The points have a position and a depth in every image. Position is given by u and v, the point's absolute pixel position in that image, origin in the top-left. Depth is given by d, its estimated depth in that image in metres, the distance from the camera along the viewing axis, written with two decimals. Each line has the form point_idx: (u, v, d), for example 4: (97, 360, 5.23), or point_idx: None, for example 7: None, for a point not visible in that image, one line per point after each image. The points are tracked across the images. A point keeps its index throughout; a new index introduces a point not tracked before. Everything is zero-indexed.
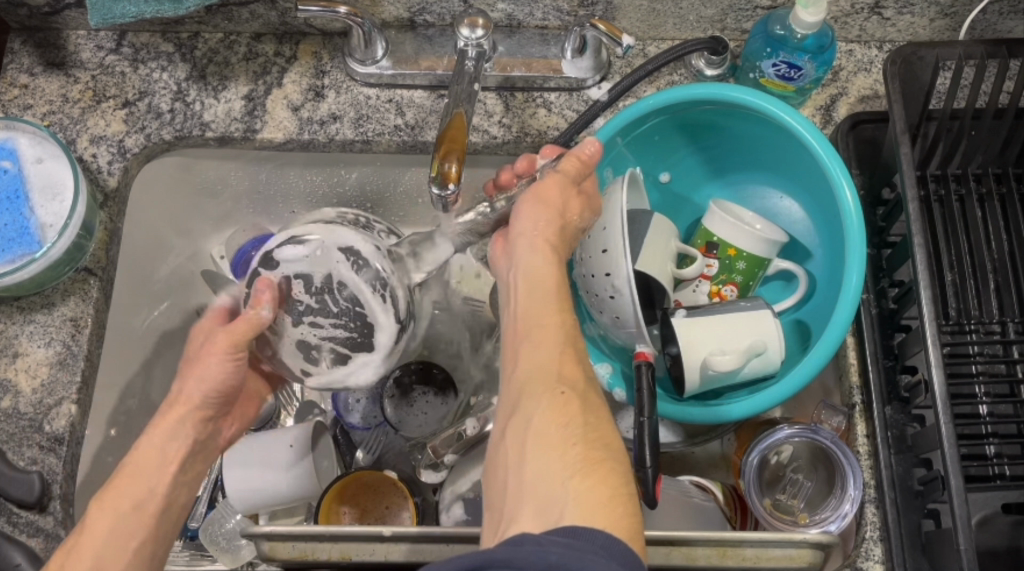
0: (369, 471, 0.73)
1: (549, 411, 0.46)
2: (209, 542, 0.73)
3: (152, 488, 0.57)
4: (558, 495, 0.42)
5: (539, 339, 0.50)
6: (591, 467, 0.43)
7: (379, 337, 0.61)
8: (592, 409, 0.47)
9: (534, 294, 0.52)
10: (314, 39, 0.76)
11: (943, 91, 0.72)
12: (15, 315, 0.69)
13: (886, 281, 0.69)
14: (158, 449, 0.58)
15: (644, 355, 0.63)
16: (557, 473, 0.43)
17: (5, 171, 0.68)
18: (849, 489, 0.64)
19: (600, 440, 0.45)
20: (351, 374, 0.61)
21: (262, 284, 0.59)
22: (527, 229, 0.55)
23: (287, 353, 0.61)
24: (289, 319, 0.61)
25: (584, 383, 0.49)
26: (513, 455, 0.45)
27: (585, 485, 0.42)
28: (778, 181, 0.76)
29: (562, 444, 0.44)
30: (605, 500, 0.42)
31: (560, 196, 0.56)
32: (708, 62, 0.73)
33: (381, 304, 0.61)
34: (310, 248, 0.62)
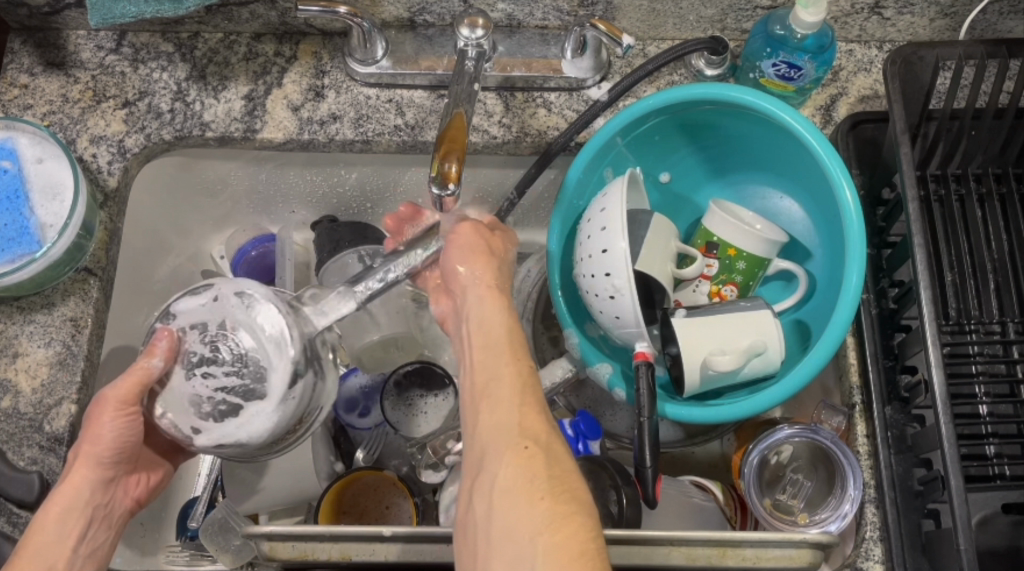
0: (370, 471, 0.73)
1: (512, 465, 0.46)
2: (208, 542, 0.69)
3: (53, 565, 0.54)
4: (527, 554, 0.42)
5: (495, 394, 0.50)
6: (558, 520, 0.43)
7: (268, 384, 0.58)
8: (557, 457, 0.47)
9: (489, 352, 0.53)
10: (314, 39, 0.76)
11: (943, 92, 0.72)
12: (15, 315, 0.69)
13: (887, 281, 0.69)
14: (60, 519, 0.54)
15: (643, 354, 0.63)
16: (526, 530, 0.43)
17: (5, 171, 0.68)
18: (849, 489, 0.64)
19: (566, 491, 0.45)
20: (243, 426, 0.58)
21: (162, 334, 0.58)
22: (469, 278, 0.58)
23: (175, 409, 0.58)
24: (176, 370, 0.58)
25: (546, 432, 0.48)
26: (480, 510, 0.45)
27: (555, 541, 0.42)
28: (778, 181, 0.75)
29: (528, 499, 0.44)
30: (578, 556, 0.41)
31: (481, 240, 0.60)
32: (708, 62, 0.73)
33: (275, 340, 0.59)
34: (205, 297, 0.60)
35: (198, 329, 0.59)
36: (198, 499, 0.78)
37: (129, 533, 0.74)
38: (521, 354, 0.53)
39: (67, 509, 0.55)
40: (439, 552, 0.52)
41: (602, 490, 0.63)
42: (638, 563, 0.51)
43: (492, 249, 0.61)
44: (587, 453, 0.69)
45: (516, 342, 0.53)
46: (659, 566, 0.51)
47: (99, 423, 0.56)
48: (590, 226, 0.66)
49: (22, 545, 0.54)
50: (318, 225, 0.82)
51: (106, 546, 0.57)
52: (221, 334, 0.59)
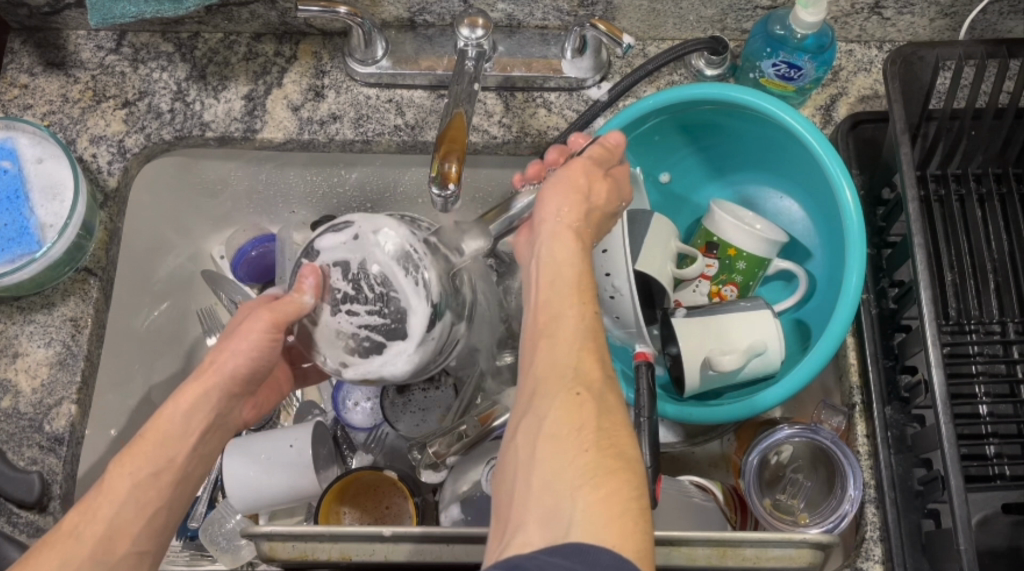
0: (369, 471, 0.72)
1: (563, 412, 0.43)
2: (209, 542, 0.73)
3: (174, 457, 0.54)
4: (566, 507, 0.39)
5: (556, 336, 0.46)
6: (602, 474, 0.40)
7: (412, 324, 0.56)
8: (610, 410, 0.44)
9: (555, 293, 0.49)
10: (314, 39, 0.76)
11: (943, 91, 0.72)
12: (15, 315, 0.69)
13: (886, 281, 0.69)
14: (186, 417, 0.55)
15: (644, 354, 0.63)
16: (568, 481, 0.40)
17: (5, 171, 0.68)
18: (849, 489, 0.64)
19: (615, 446, 0.42)
20: (388, 364, 0.56)
21: (307, 271, 0.56)
22: (548, 217, 0.52)
23: (325, 341, 0.57)
24: (323, 307, 0.56)
25: (604, 381, 0.45)
26: (523, 455, 0.43)
27: (597, 497, 0.39)
28: (778, 181, 0.76)
29: (573, 449, 0.41)
30: (617, 515, 0.39)
31: (584, 180, 0.53)
32: (708, 62, 0.73)
33: (420, 283, 0.56)
34: (344, 237, 0.57)
35: (341, 268, 0.56)
36: (198, 499, 0.78)
37: None
38: (590, 298, 0.48)
39: (191, 413, 0.55)
40: (439, 552, 0.51)
41: None
42: None
43: (595, 193, 0.54)
44: None
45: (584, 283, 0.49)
46: (658, 566, 0.51)
47: (248, 333, 0.55)
48: None
49: (146, 432, 0.54)
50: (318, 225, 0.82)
51: (212, 455, 0.58)
52: (365, 274, 0.56)
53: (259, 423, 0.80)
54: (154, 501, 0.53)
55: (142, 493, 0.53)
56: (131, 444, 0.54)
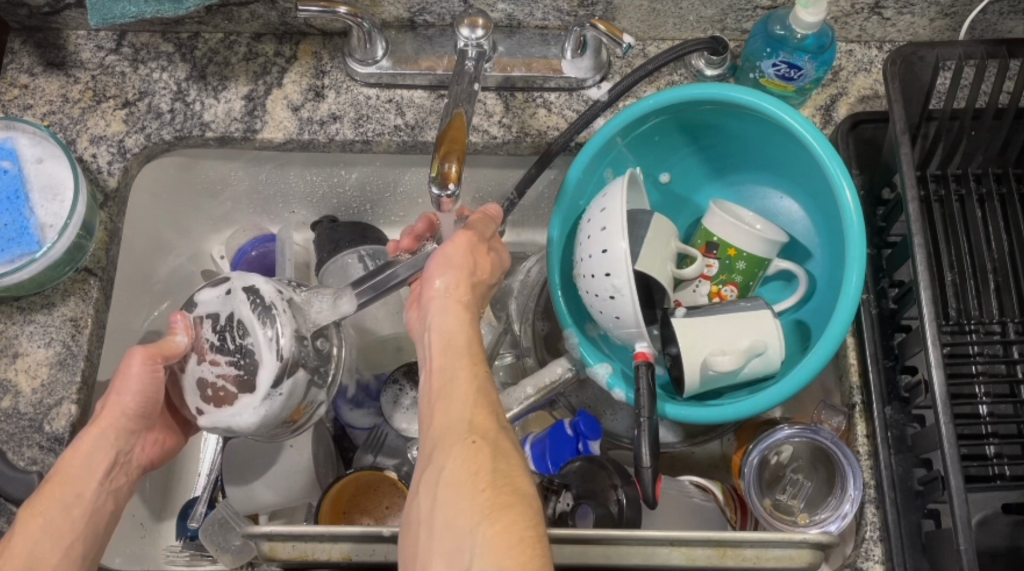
0: (368, 473, 0.71)
1: (460, 460, 0.46)
2: (210, 543, 0.70)
3: (80, 494, 0.56)
4: (467, 543, 0.42)
5: (451, 394, 0.50)
6: (499, 509, 0.43)
7: (260, 376, 0.59)
8: (505, 455, 0.47)
9: (448, 358, 0.52)
10: (314, 40, 0.76)
11: (943, 91, 0.72)
12: (15, 315, 0.69)
13: (887, 281, 0.69)
14: (87, 455, 0.57)
15: (643, 354, 0.63)
16: (465, 520, 0.43)
17: (5, 171, 0.68)
18: (849, 489, 0.64)
19: (509, 486, 0.45)
20: (235, 415, 0.59)
21: (177, 316, 0.61)
22: (439, 291, 0.55)
23: (189, 389, 0.61)
24: (190, 354, 0.61)
25: (497, 430, 0.48)
26: (426, 506, 0.45)
27: (494, 532, 0.42)
28: (778, 181, 0.76)
29: (470, 490, 0.44)
30: (517, 544, 0.41)
31: (471, 253, 0.57)
32: (708, 62, 0.73)
33: (269, 337, 0.60)
34: (219, 290, 0.62)
35: (211, 318, 0.61)
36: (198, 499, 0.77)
37: (128, 534, 0.74)
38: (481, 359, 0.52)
39: (96, 447, 0.57)
40: None
41: (602, 490, 0.63)
42: (637, 563, 0.51)
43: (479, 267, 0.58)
44: (586, 453, 0.69)
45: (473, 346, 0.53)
46: (659, 566, 0.51)
47: (129, 374, 0.58)
48: (590, 226, 0.66)
49: (56, 471, 0.56)
50: (319, 225, 0.82)
51: (122, 493, 0.60)
52: (229, 326, 0.61)
53: None
54: (65, 538, 0.54)
55: (53, 530, 0.54)
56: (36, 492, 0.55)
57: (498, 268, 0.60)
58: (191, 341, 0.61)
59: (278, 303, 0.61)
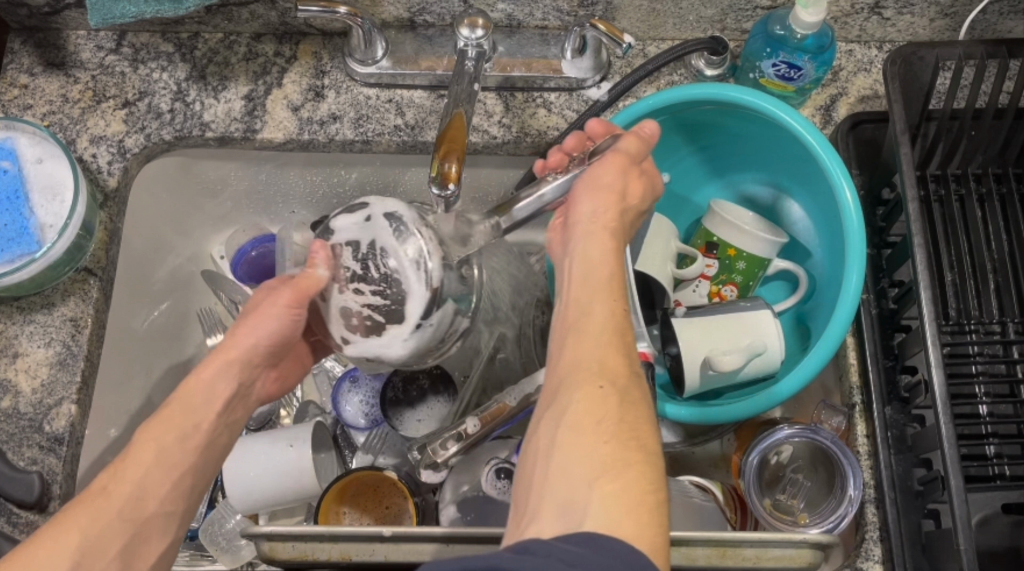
0: (367, 472, 0.72)
1: (586, 404, 0.41)
2: (209, 543, 0.73)
3: (199, 424, 0.52)
4: (582, 497, 0.38)
5: (583, 328, 0.44)
6: (618, 466, 0.39)
7: (408, 307, 0.54)
8: (636, 405, 0.42)
9: (587, 286, 0.46)
10: (314, 39, 0.76)
11: (943, 91, 0.72)
12: (15, 315, 0.69)
13: (886, 281, 0.69)
14: (210, 384, 0.53)
15: (643, 354, 0.61)
16: (585, 471, 0.39)
17: (5, 171, 0.68)
18: (849, 489, 0.64)
19: (637, 443, 0.41)
20: (384, 346, 0.54)
21: (317, 245, 0.55)
22: (583, 216, 0.50)
23: (330, 319, 0.55)
24: (331, 285, 0.55)
25: (631, 376, 0.43)
26: (543, 444, 0.42)
27: (612, 490, 0.38)
28: (778, 181, 0.76)
29: (593, 438, 0.40)
30: (635, 506, 0.38)
31: (619, 178, 0.52)
32: (708, 62, 0.73)
33: (414, 264, 0.54)
34: (358, 216, 0.56)
35: (351, 246, 0.55)
36: (198, 499, 0.78)
37: None
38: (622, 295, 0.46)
39: (219, 378, 0.54)
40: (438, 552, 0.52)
41: None
42: None
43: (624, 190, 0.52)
44: None
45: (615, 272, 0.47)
46: None
47: (272, 306, 0.54)
48: None
49: (181, 392, 0.53)
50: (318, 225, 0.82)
51: (236, 429, 0.56)
52: (372, 254, 0.54)
53: (258, 422, 0.80)
54: (177, 467, 0.51)
55: (165, 458, 0.50)
56: (154, 414, 0.52)
57: (652, 193, 0.55)
58: (333, 270, 0.55)
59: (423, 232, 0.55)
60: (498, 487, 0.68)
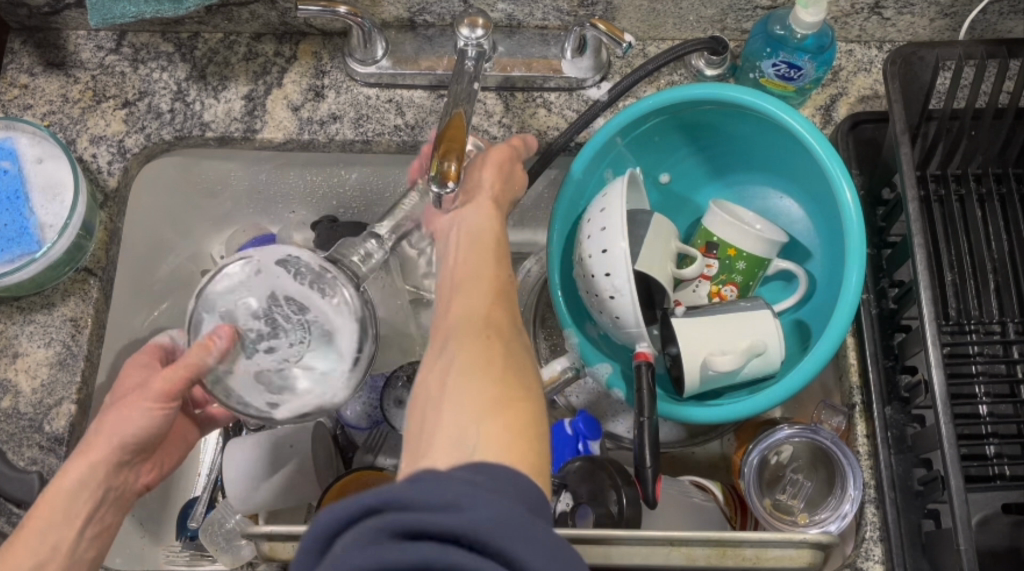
0: (369, 471, 0.72)
1: (471, 352, 0.46)
2: (209, 542, 0.70)
3: (58, 542, 0.56)
4: (471, 427, 0.41)
5: (469, 296, 0.50)
6: (504, 405, 0.43)
7: (341, 342, 0.56)
8: (516, 356, 0.47)
9: (472, 263, 0.53)
10: (314, 40, 0.76)
11: (943, 91, 0.72)
12: (15, 315, 0.69)
13: (886, 281, 0.69)
14: (69, 498, 0.56)
15: (643, 354, 0.63)
16: (473, 407, 0.42)
17: (5, 171, 0.68)
18: (849, 489, 0.64)
19: (519, 384, 0.45)
20: (322, 392, 0.56)
21: (218, 329, 0.54)
22: (468, 190, 0.59)
23: (245, 387, 0.55)
24: (237, 353, 0.55)
25: (510, 333, 0.48)
26: (433, 394, 0.45)
27: (498, 423, 0.41)
28: (778, 181, 0.76)
29: (478, 381, 0.44)
30: (517, 436, 0.41)
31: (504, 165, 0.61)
32: (708, 62, 0.73)
33: (338, 308, 0.57)
34: (247, 273, 0.57)
35: (248, 307, 0.56)
36: (198, 499, 0.78)
37: (128, 535, 0.74)
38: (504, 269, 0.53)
39: (78, 489, 0.57)
40: None
41: (602, 491, 0.63)
42: (638, 563, 0.51)
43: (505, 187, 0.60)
44: (586, 453, 0.69)
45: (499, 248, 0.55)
46: (658, 566, 0.51)
47: (138, 408, 0.57)
48: (590, 226, 0.66)
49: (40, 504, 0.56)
50: (318, 225, 0.82)
51: (106, 533, 0.61)
52: (279, 305, 0.57)
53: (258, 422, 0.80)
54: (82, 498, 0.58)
55: None
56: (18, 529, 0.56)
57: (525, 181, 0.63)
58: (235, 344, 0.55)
59: (327, 269, 0.57)
60: None
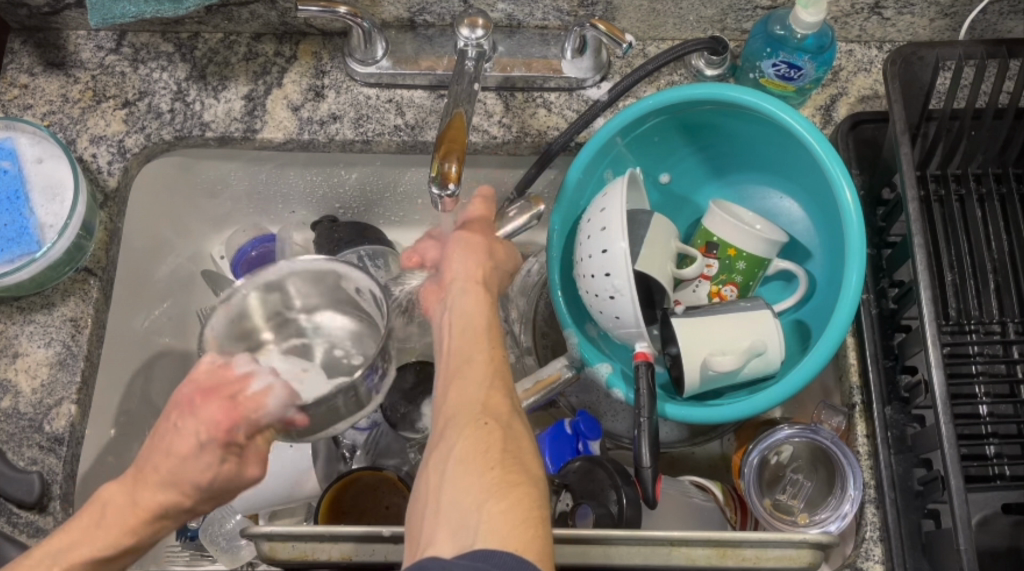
0: (368, 471, 0.72)
1: (471, 437, 0.47)
2: (209, 542, 0.73)
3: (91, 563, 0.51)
4: (473, 521, 0.43)
5: (465, 375, 0.52)
6: (505, 488, 0.44)
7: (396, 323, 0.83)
8: (514, 435, 0.48)
9: (467, 334, 0.55)
10: (314, 39, 0.76)
11: (943, 91, 0.72)
12: (15, 315, 0.69)
13: (886, 281, 0.69)
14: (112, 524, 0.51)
15: (643, 354, 0.63)
16: (474, 497, 0.44)
17: (5, 171, 0.68)
18: (849, 488, 0.64)
19: (518, 466, 0.46)
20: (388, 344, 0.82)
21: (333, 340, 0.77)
22: (459, 273, 0.58)
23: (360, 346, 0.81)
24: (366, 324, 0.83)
25: (509, 411, 0.50)
26: (435, 478, 0.47)
27: (500, 508, 0.43)
28: (778, 181, 0.75)
29: (480, 467, 0.46)
30: (520, 522, 0.42)
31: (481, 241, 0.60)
32: (708, 62, 0.73)
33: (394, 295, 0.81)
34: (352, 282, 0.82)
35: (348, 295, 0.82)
36: None
37: None
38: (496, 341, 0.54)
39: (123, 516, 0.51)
40: None
41: (602, 491, 0.63)
42: (637, 563, 0.51)
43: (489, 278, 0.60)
44: (586, 453, 0.69)
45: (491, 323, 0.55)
46: (658, 566, 0.51)
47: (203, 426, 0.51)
48: (590, 226, 0.66)
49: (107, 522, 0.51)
50: (319, 225, 0.82)
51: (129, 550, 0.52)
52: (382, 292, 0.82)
53: None
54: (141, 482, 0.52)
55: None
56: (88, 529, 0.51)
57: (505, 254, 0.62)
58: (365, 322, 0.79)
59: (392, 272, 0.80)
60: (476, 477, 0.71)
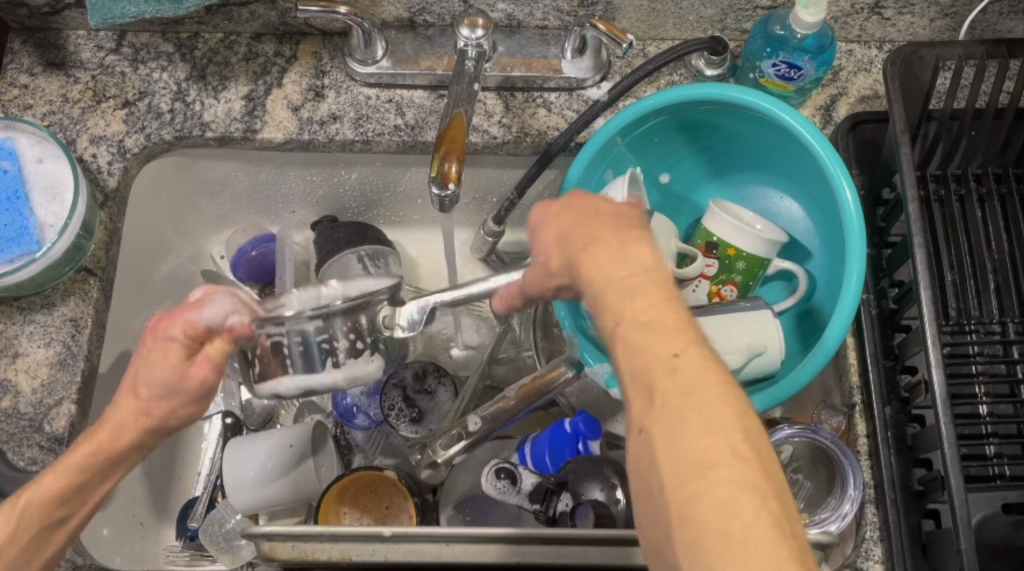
0: (369, 472, 0.72)
1: (667, 421, 0.34)
2: (209, 543, 0.72)
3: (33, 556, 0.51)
4: (714, 544, 0.32)
5: (631, 315, 0.37)
6: (729, 498, 0.32)
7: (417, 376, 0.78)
8: (714, 415, 0.34)
9: (608, 255, 0.40)
10: (314, 39, 0.76)
11: (943, 91, 0.72)
12: (15, 315, 0.69)
13: (886, 281, 0.69)
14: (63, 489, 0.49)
15: None
16: (704, 510, 0.32)
17: (5, 171, 0.68)
18: (849, 489, 0.63)
19: (740, 465, 0.33)
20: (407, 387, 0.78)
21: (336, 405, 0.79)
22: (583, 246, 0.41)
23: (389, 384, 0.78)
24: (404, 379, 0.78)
25: (704, 376, 0.35)
26: (651, 484, 0.34)
27: (739, 530, 0.32)
28: (778, 181, 0.75)
29: (695, 470, 0.33)
30: (767, 546, 0.31)
31: (582, 208, 0.43)
32: (708, 62, 0.73)
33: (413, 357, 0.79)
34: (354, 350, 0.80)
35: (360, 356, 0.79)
36: (198, 499, 0.78)
37: (130, 533, 0.74)
38: (654, 275, 0.39)
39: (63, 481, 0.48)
40: (439, 552, 0.51)
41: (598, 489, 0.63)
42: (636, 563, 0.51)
43: (613, 226, 0.41)
44: (586, 453, 0.69)
45: (611, 253, 0.40)
46: None
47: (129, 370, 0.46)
48: None
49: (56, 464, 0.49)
50: (318, 225, 0.82)
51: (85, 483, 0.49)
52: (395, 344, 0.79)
53: (258, 421, 0.80)
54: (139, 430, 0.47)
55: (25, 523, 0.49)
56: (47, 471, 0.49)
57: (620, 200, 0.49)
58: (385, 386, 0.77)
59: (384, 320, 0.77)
60: (496, 486, 0.68)
